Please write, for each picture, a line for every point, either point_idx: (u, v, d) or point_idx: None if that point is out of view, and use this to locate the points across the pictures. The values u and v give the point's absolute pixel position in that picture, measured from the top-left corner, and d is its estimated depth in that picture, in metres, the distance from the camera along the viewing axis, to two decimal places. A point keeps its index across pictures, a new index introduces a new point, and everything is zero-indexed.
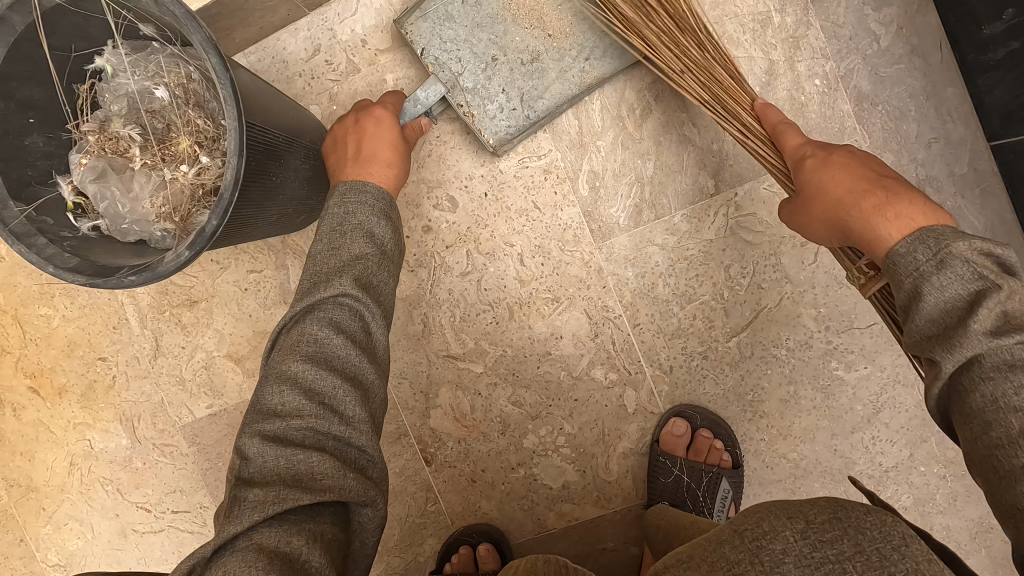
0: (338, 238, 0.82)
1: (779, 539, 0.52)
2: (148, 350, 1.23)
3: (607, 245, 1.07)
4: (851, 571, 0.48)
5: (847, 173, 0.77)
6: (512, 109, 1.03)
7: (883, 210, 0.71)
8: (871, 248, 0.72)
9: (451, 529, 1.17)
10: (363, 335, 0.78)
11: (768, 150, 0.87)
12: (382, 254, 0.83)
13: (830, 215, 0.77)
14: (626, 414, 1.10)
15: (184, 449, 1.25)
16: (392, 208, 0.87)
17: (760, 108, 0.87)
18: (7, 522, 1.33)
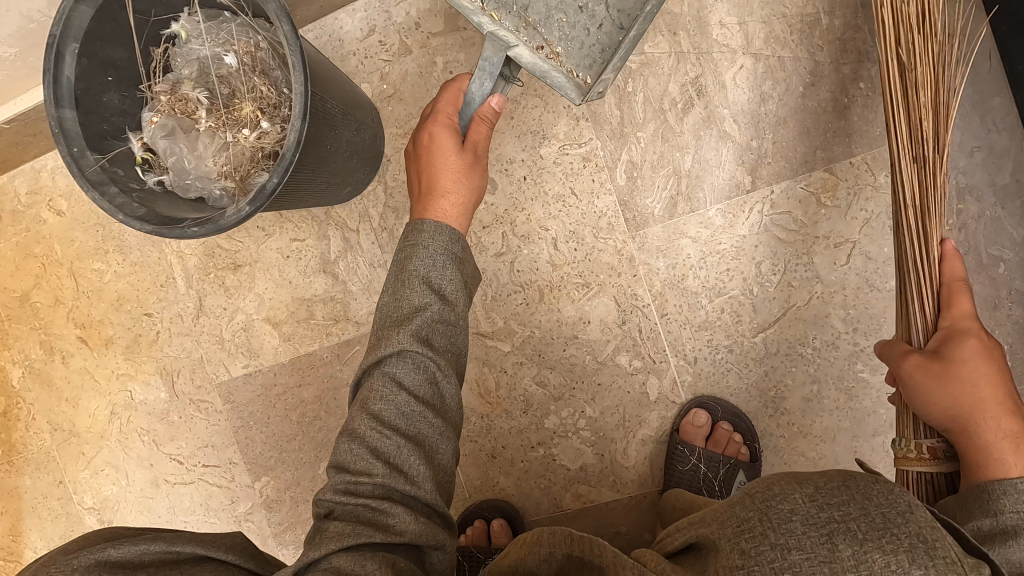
0: (398, 288, 0.80)
1: (787, 500, 0.51)
2: (192, 309, 1.29)
3: (641, 234, 1.10)
4: (854, 530, 0.48)
5: (998, 376, 0.76)
6: (601, 33, 0.91)
7: (1009, 434, 0.72)
8: (987, 461, 0.71)
9: (468, 502, 1.21)
10: (428, 390, 0.77)
11: (928, 302, 0.82)
12: (443, 302, 0.80)
13: (951, 414, 0.75)
14: (648, 402, 1.12)
15: (219, 405, 1.31)
16: (456, 247, 0.83)
17: (948, 251, 0.82)
18: (48, 464, 1.40)
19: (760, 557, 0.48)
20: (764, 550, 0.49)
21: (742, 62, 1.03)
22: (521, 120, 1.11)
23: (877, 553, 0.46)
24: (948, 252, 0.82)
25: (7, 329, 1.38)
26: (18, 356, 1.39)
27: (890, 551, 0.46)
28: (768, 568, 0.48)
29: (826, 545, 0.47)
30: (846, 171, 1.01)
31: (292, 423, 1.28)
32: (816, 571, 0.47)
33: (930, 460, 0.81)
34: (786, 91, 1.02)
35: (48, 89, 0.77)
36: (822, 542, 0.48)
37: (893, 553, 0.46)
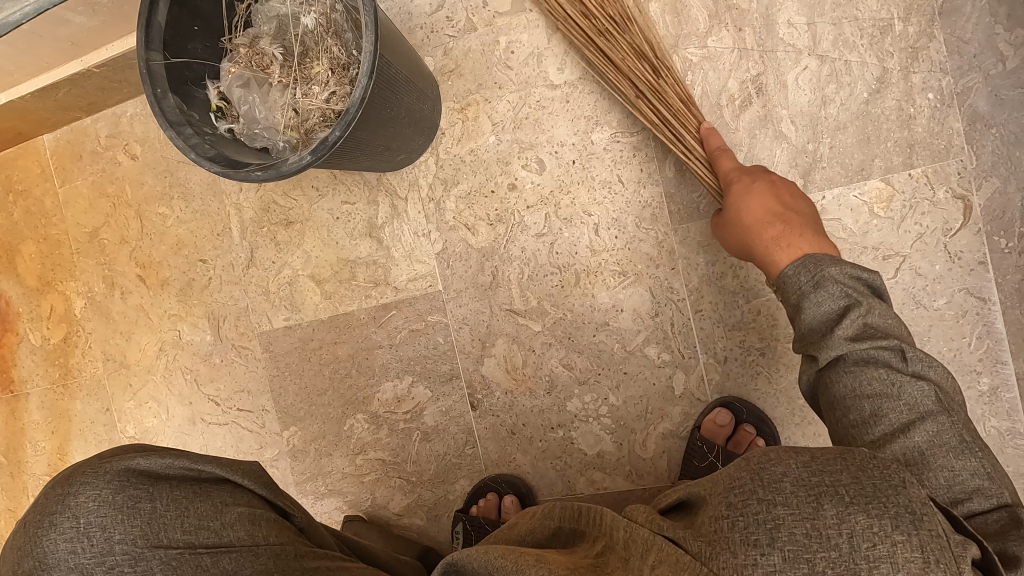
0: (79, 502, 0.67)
1: (781, 464, 0.50)
2: (243, 259, 1.36)
3: (683, 228, 1.09)
4: (843, 494, 0.47)
5: (767, 194, 0.90)
6: None
7: (780, 240, 0.84)
8: (766, 267, 0.85)
9: (483, 474, 1.24)
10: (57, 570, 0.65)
11: (711, 172, 0.99)
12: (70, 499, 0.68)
13: (741, 239, 0.91)
14: (673, 397, 1.12)
15: (258, 353, 1.37)
16: (61, 480, 0.71)
17: (704, 130, 1.01)
18: (99, 391, 1.50)
19: (745, 508, 0.49)
20: (750, 502, 0.49)
21: (807, 63, 1.01)
22: (577, 104, 1.13)
23: (862, 515, 0.45)
24: (705, 133, 0.98)
25: (75, 261, 1.49)
26: (82, 287, 1.49)
27: (874, 515, 0.45)
28: (752, 519, 0.48)
29: (811, 506, 0.47)
30: (904, 183, 0.99)
31: (324, 378, 1.32)
32: (797, 527, 0.46)
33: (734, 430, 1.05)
34: (849, 96, 1.00)
35: (142, 32, 0.84)
36: (809, 502, 0.47)
37: (878, 518, 0.45)
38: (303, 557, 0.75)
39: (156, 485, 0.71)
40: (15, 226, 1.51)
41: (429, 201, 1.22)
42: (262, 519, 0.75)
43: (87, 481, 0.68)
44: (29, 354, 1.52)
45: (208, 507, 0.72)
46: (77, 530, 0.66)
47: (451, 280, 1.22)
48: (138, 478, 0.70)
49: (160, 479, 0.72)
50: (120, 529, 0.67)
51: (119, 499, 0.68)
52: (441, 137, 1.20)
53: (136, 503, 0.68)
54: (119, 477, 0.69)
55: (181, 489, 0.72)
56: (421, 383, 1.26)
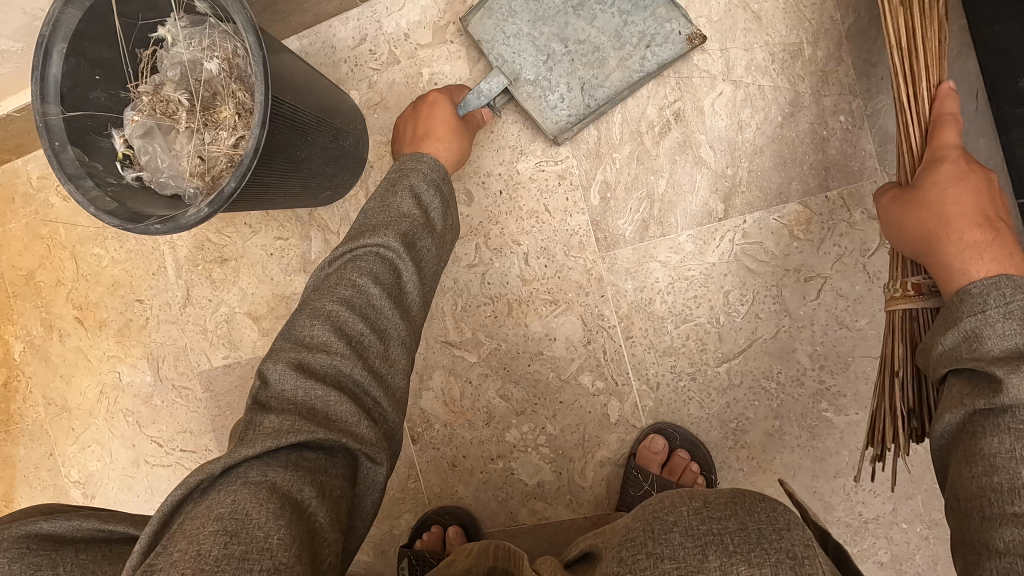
0: None
1: (673, 512, 0.55)
2: (180, 298, 1.34)
3: (610, 255, 1.09)
4: (727, 542, 0.51)
5: (976, 203, 0.76)
6: (573, 99, 1.04)
7: (981, 248, 0.73)
8: (945, 278, 0.74)
9: (427, 508, 1.22)
10: None
11: (918, 136, 0.83)
12: None
13: (927, 228, 0.77)
14: (609, 424, 1.12)
15: (199, 393, 1.35)
16: None
17: (942, 93, 0.81)
18: (41, 436, 1.48)
19: (635, 563, 0.51)
20: (639, 556, 0.52)
21: (721, 88, 1.02)
22: (500, 135, 1.12)
23: (743, 565, 0.48)
24: (944, 93, 0.81)
25: (12, 305, 1.46)
26: (19, 330, 1.47)
27: (753, 565, 0.48)
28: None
29: (697, 556, 0.50)
30: (821, 206, 0.99)
31: None
32: None
33: (917, 296, 0.80)
34: (764, 120, 1.00)
35: (36, 86, 0.82)
36: (694, 554, 0.50)
37: (758, 565, 0.48)
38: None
39: (59, 550, 0.62)
40: None
41: None
42: None
43: None
44: None
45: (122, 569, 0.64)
46: None
47: None
48: (38, 545, 0.62)
49: (64, 544, 0.63)
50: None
51: (15, 568, 0.59)
52: (370, 171, 1.20)
53: (33, 573, 0.59)
54: (18, 543, 0.60)
55: (87, 554, 0.63)
56: None
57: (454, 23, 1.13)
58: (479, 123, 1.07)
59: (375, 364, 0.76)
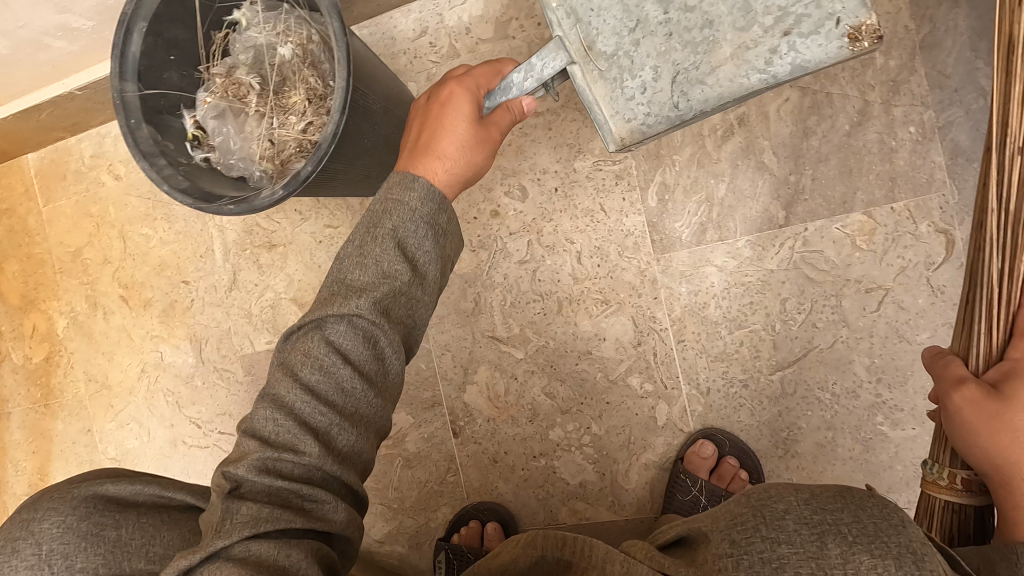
0: (47, 517, 0.71)
1: (782, 501, 0.54)
2: (226, 281, 1.35)
3: (665, 258, 1.08)
4: (846, 533, 0.50)
5: None
6: (656, 89, 0.81)
7: None
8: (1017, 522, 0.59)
9: (465, 502, 1.23)
10: None
11: (1004, 325, 0.61)
12: (63, 512, 0.71)
13: (1003, 457, 0.58)
14: (655, 427, 1.11)
15: (240, 376, 1.36)
16: (45, 501, 0.74)
17: None
18: (81, 412, 1.50)
19: (749, 546, 0.51)
20: (753, 539, 0.51)
21: (788, 94, 1.01)
22: (559, 132, 1.12)
23: (865, 556, 0.48)
24: None
25: (58, 281, 1.48)
26: (64, 307, 1.49)
27: (878, 555, 0.48)
28: (755, 556, 0.50)
29: (815, 543, 0.49)
30: (887, 217, 0.98)
31: None
32: (802, 565, 0.49)
33: (962, 492, 0.64)
34: (831, 128, 0.99)
35: (116, 63, 0.83)
36: (813, 541, 0.50)
37: (881, 558, 0.47)
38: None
39: (123, 512, 0.73)
40: None
41: None
42: None
43: (54, 506, 0.72)
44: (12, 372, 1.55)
45: (172, 535, 0.73)
46: (40, 557, 0.69)
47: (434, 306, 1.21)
48: (104, 505, 0.73)
49: (128, 506, 0.74)
50: (81, 557, 0.69)
51: (82, 526, 0.70)
52: None
53: (100, 529, 0.71)
54: (85, 503, 0.72)
55: (147, 516, 0.74)
56: (404, 409, 1.25)
57: (517, 19, 1.12)
58: (510, 121, 0.82)
59: (347, 451, 0.66)
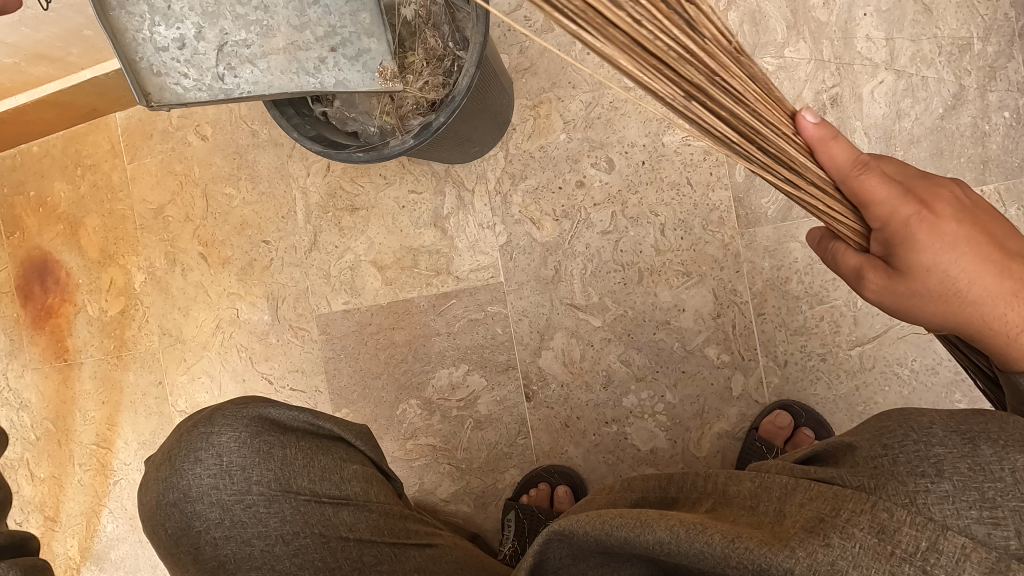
0: (219, 434, 0.82)
1: (926, 415, 0.58)
2: (307, 242, 1.39)
3: (750, 232, 1.12)
4: (997, 437, 0.53)
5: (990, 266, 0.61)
6: None
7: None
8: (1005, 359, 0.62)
9: (534, 465, 1.26)
10: (217, 491, 0.80)
11: (840, 209, 0.61)
12: (235, 431, 0.82)
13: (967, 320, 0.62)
14: (730, 397, 1.14)
15: (315, 335, 1.40)
16: (212, 420, 0.84)
17: (810, 133, 0.58)
18: (153, 364, 1.54)
19: (903, 446, 0.55)
20: (907, 442, 0.55)
21: (883, 76, 1.04)
22: (650, 107, 1.15)
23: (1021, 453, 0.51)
24: (821, 135, 0.58)
25: (138, 237, 1.53)
26: (142, 262, 1.54)
27: None
28: (914, 455, 0.54)
29: (968, 445, 0.53)
30: None
31: (379, 363, 1.35)
32: (959, 462, 0.52)
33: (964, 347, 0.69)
34: (924, 110, 1.02)
35: None
36: (964, 443, 0.54)
37: None
38: (406, 519, 0.87)
39: (286, 435, 0.84)
40: (83, 199, 1.57)
41: (496, 194, 1.25)
42: (374, 478, 0.86)
43: (229, 423, 0.83)
44: (86, 325, 1.60)
45: (330, 460, 0.84)
46: (222, 466, 0.80)
47: (514, 272, 1.25)
48: (270, 426, 0.84)
49: (288, 431, 0.84)
50: (258, 471, 0.80)
51: (257, 442, 0.82)
52: (512, 132, 1.23)
53: (271, 447, 0.82)
54: (255, 423, 0.83)
55: (306, 440, 0.84)
56: (478, 372, 1.29)
57: None
58: None
59: None
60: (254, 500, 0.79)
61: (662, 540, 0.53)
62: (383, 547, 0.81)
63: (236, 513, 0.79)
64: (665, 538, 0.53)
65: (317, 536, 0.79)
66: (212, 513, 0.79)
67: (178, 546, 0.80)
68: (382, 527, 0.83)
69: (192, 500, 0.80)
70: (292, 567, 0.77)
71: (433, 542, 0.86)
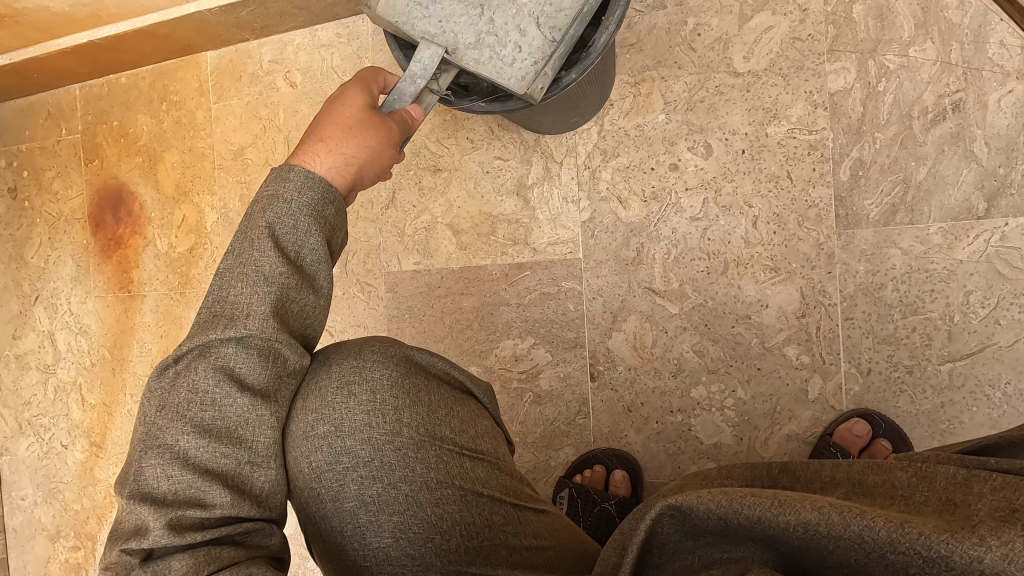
0: (369, 372, 0.79)
1: None
2: (384, 199, 1.39)
3: (848, 233, 1.09)
4: None
5: None
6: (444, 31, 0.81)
7: None
8: None
9: (590, 447, 1.24)
10: (365, 432, 0.77)
11: None
12: (385, 370, 0.80)
13: None
14: (805, 400, 1.11)
15: (381, 292, 1.40)
16: (360, 354, 0.81)
17: None
18: None
19: None
20: None
21: (1013, 86, 1.00)
22: (757, 95, 1.13)
23: None
24: None
25: (215, 176, 1.55)
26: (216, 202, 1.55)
27: None
28: None
29: None
30: None
31: (443, 327, 1.34)
32: None
33: None
34: None
35: None
36: None
37: None
38: (521, 483, 0.88)
39: (430, 381, 0.84)
40: (164, 134, 1.59)
41: (585, 168, 1.24)
42: (498, 439, 0.88)
43: (381, 361, 0.81)
44: (153, 258, 1.62)
45: (466, 414, 0.85)
46: (373, 405, 0.78)
47: (593, 250, 1.24)
48: (417, 370, 0.83)
49: (430, 377, 0.85)
50: (408, 414, 0.79)
51: (408, 384, 0.81)
52: (610, 108, 1.21)
53: (420, 390, 0.81)
54: (406, 365, 0.82)
55: (447, 391, 0.85)
56: (543, 347, 1.27)
57: None
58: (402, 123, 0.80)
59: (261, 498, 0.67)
60: (403, 444, 0.78)
61: (805, 522, 0.42)
62: (511, 510, 0.82)
63: (386, 454, 0.77)
64: (813, 521, 0.42)
65: (458, 487, 0.79)
66: (361, 451, 0.77)
67: (320, 479, 0.77)
68: (507, 487, 0.84)
69: (342, 436, 0.77)
70: (433, 516, 0.77)
71: (543, 508, 0.87)
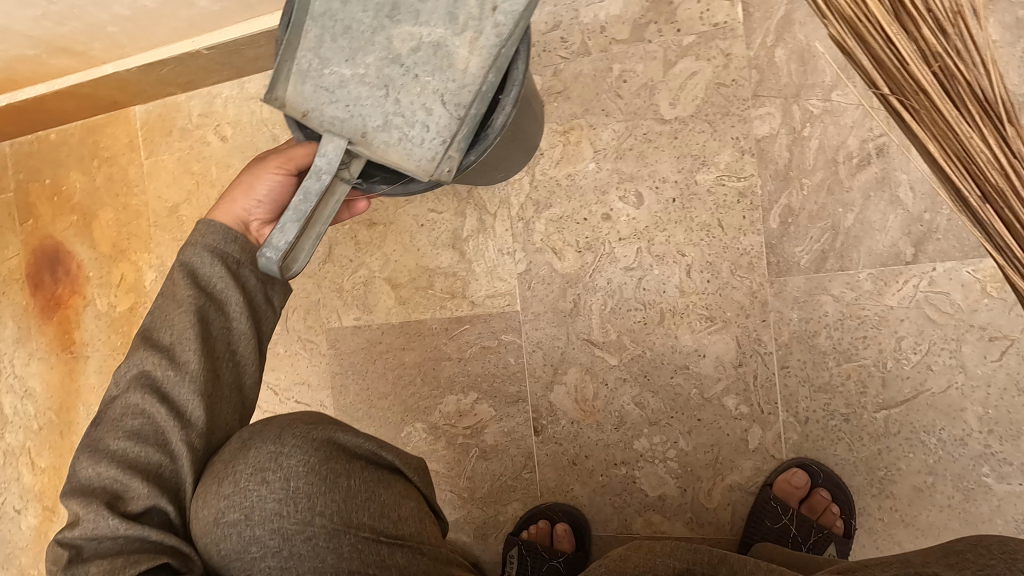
0: (283, 457, 0.75)
1: None
2: (321, 254, 1.36)
3: (780, 281, 1.07)
4: None
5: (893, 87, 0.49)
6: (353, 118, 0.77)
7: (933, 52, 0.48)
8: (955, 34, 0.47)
9: (537, 501, 1.22)
10: (275, 519, 0.73)
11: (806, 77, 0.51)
12: (302, 453, 0.77)
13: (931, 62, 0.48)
14: (746, 450, 1.10)
15: (323, 349, 1.37)
16: (278, 436, 0.77)
17: None
18: None
19: None
20: None
21: None
22: (685, 142, 1.11)
23: None
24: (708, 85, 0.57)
25: (151, 233, 1.51)
26: (153, 259, 1.51)
27: None
28: None
29: None
30: None
31: (386, 383, 1.32)
32: None
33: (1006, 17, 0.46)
34: None
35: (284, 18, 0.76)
36: None
37: None
38: (450, 564, 0.84)
39: (352, 464, 0.80)
40: (97, 191, 1.55)
41: (518, 219, 1.22)
42: (427, 520, 0.85)
43: (298, 445, 0.77)
44: (93, 317, 1.58)
45: (389, 498, 0.81)
46: (286, 493, 0.74)
47: (531, 302, 1.21)
48: (337, 453, 0.80)
49: (352, 458, 0.81)
50: (323, 501, 0.75)
51: (324, 469, 0.77)
52: (540, 158, 1.19)
53: (338, 475, 0.77)
54: (325, 448, 0.78)
55: (371, 473, 0.82)
56: (486, 401, 1.25)
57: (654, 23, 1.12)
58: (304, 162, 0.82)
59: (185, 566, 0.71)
60: (315, 533, 0.74)
61: None
62: None
63: (296, 544, 0.73)
64: None
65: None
66: (271, 541, 0.72)
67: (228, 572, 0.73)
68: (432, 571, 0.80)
69: (252, 524, 0.72)
70: None
71: None
